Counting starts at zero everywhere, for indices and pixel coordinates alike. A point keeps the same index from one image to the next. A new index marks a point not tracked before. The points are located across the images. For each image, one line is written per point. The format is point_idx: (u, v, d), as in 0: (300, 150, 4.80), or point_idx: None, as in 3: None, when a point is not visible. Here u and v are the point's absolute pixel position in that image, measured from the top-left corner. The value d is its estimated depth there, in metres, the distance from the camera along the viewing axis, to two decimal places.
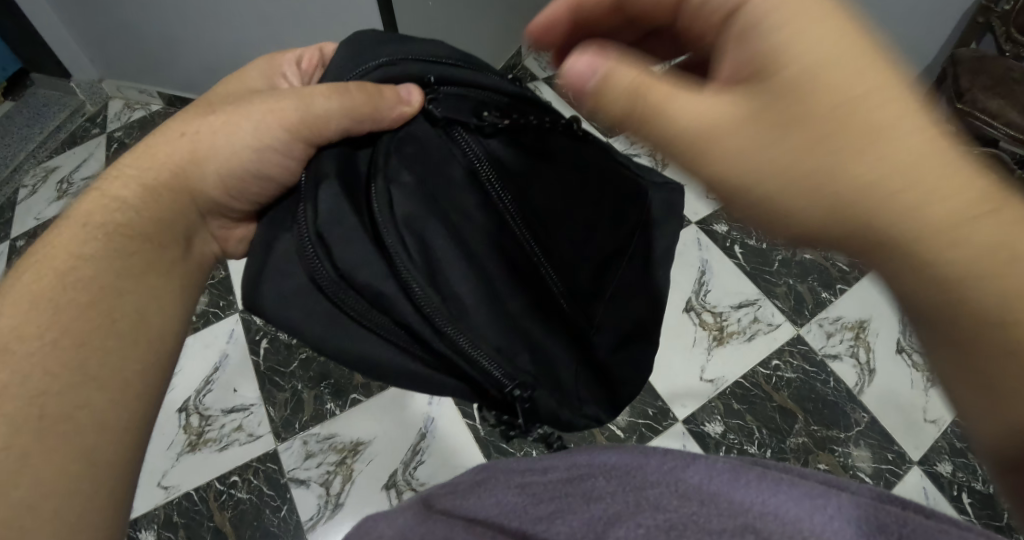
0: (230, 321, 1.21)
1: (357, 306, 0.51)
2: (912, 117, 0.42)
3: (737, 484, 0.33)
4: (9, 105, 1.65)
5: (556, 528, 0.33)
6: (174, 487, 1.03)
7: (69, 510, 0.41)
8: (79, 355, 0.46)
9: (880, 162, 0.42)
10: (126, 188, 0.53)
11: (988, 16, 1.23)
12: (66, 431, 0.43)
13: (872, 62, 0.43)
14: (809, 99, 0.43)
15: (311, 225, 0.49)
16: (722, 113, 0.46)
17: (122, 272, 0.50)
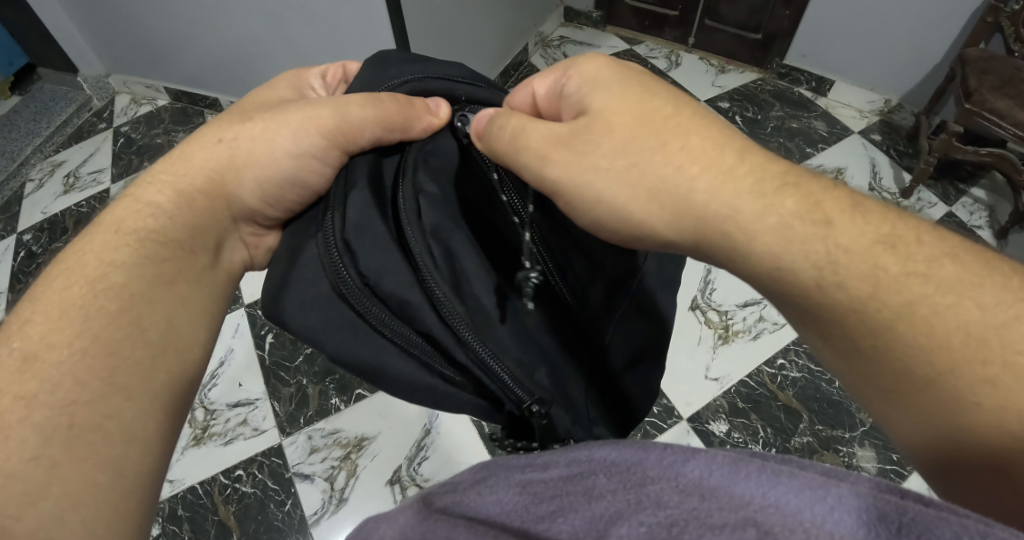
0: (236, 316, 1.21)
1: (381, 315, 0.51)
2: (719, 130, 0.48)
3: (737, 477, 0.33)
4: (15, 98, 1.64)
5: (558, 527, 0.34)
6: (179, 481, 1.03)
7: (97, 522, 0.41)
8: (110, 362, 0.45)
9: (688, 152, 0.47)
10: (160, 194, 0.53)
11: (997, 16, 1.22)
12: (94, 441, 0.42)
13: (691, 101, 0.51)
14: (624, 116, 0.49)
15: (339, 231, 0.51)
16: (558, 133, 0.51)
17: (152, 280, 0.49)
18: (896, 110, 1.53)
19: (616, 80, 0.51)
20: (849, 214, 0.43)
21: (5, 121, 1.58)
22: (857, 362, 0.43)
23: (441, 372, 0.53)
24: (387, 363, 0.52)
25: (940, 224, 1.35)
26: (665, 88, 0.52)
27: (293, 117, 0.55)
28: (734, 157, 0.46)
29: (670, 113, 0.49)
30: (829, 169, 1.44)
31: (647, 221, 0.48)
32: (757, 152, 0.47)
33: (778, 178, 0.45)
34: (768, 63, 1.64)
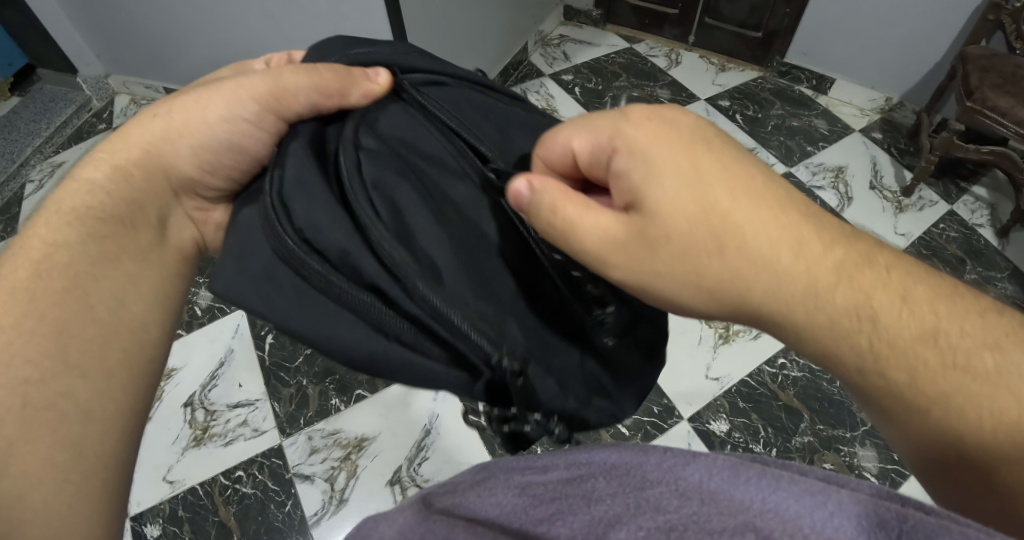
0: (236, 316, 1.21)
1: (326, 276, 0.48)
2: (783, 221, 0.43)
3: (737, 481, 0.33)
4: (15, 100, 1.62)
5: (557, 529, 0.33)
6: (179, 481, 1.03)
7: (59, 499, 0.43)
8: (58, 340, 0.46)
9: (747, 260, 0.43)
10: (99, 170, 0.53)
11: (999, 13, 1.22)
12: (49, 420, 0.44)
13: (747, 177, 0.45)
14: (677, 215, 0.44)
15: (276, 193, 0.49)
16: (618, 234, 0.47)
17: (96, 258, 0.50)
18: (897, 109, 1.52)
19: (670, 160, 0.45)
20: (914, 304, 0.41)
21: (5, 122, 1.57)
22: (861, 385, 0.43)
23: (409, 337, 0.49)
24: (328, 330, 0.48)
25: (941, 223, 1.34)
26: (721, 155, 0.46)
27: (240, 91, 0.55)
28: (796, 258, 0.42)
29: (728, 207, 0.44)
30: (830, 168, 1.44)
31: (702, 311, 0.47)
32: (818, 246, 0.43)
33: (842, 275, 0.42)
34: (768, 61, 1.63)
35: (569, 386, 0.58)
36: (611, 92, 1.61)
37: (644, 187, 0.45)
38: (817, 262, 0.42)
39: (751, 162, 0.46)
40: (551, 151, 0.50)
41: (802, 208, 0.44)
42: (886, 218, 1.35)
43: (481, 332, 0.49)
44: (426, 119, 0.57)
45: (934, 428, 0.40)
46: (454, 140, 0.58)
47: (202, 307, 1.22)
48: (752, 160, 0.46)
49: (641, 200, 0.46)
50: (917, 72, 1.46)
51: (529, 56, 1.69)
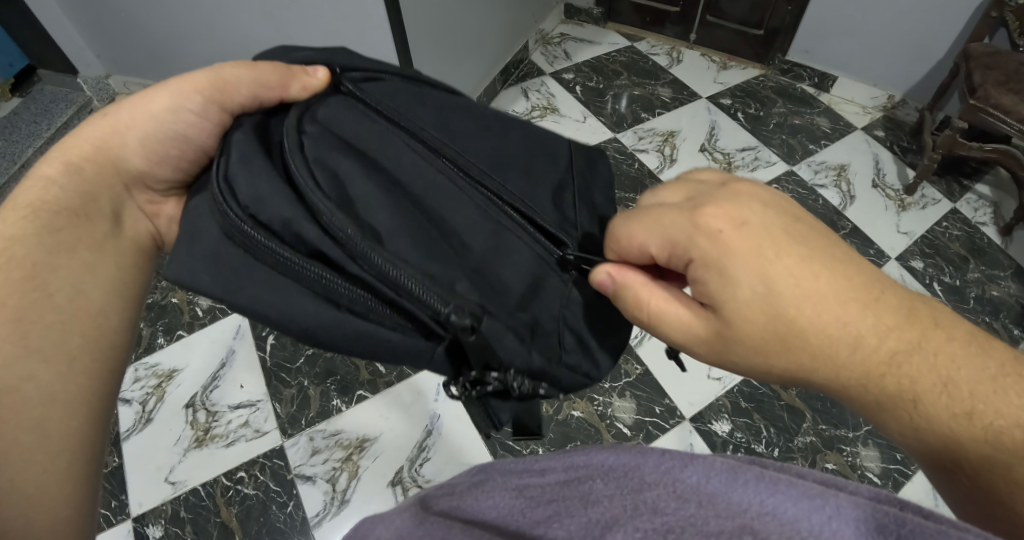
0: (236, 317, 1.21)
1: (274, 246, 0.49)
2: (847, 316, 0.43)
3: (735, 483, 0.32)
4: (16, 101, 1.59)
5: (555, 531, 0.33)
6: (181, 483, 1.03)
7: (27, 482, 0.44)
8: (18, 327, 0.47)
9: (813, 357, 0.44)
10: (51, 167, 0.54)
11: (1002, 10, 1.21)
12: (14, 403, 0.45)
13: (813, 272, 0.44)
14: (748, 316, 0.46)
15: (222, 177, 0.50)
16: (696, 329, 0.49)
17: (52, 248, 0.51)
18: (900, 107, 1.52)
19: (745, 266, 0.45)
20: (957, 368, 0.41)
21: (5, 124, 1.54)
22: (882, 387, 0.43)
23: (367, 299, 0.50)
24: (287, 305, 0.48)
25: (944, 222, 1.34)
26: (791, 249, 0.45)
27: (201, 85, 0.56)
28: (853, 352, 0.43)
29: (796, 311, 0.44)
30: (832, 166, 1.43)
31: (744, 371, 0.49)
32: (873, 336, 0.43)
33: (893, 361, 0.42)
34: (770, 59, 1.63)
35: (536, 344, 0.56)
36: (612, 91, 1.60)
37: (719, 291, 0.46)
38: (870, 351, 0.43)
39: (791, 231, 0.46)
40: (623, 247, 0.52)
41: (867, 292, 0.44)
42: (888, 216, 1.34)
43: (430, 286, 0.50)
44: (366, 109, 0.59)
45: (937, 445, 0.41)
46: (392, 125, 0.59)
47: (202, 308, 1.22)
48: (814, 241, 0.46)
49: (709, 297, 0.47)
50: (919, 69, 1.45)
51: (529, 54, 1.69)
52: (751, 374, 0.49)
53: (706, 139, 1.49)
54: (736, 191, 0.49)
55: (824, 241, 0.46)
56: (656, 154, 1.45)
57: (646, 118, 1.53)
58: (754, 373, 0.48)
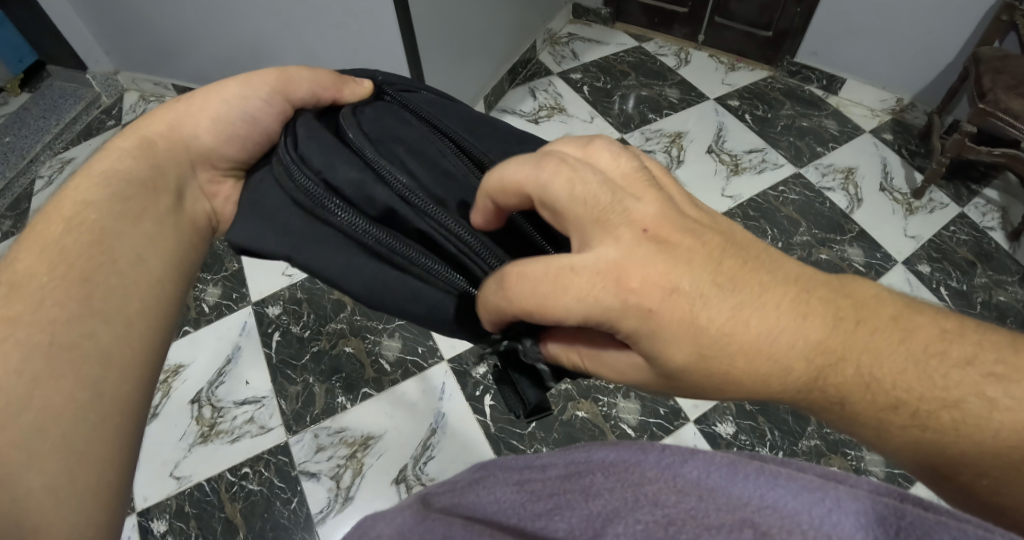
0: (242, 314, 1.21)
1: (345, 213, 0.53)
2: (774, 349, 0.43)
3: (735, 477, 0.33)
4: (24, 96, 1.64)
5: (555, 525, 0.34)
6: (186, 478, 1.03)
7: (76, 436, 0.44)
8: (84, 286, 0.49)
9: (745, 394, 0.45)
10: (126, 139, 0.58)
11: (1013, 14, 1.21)
12: (74, 358, 0.46)
13: (733, 314, 0.43)
14: (691, 374, 0.45)
15: (291, 149, 0.55)
16: (637, 379, 0.49)
17: (120, 216, 0.53)
18: (908, 110, 1.51)
19: (674, 327, 0.44)
20: (885, 351, 0.42)
21: (14, 119, 1.57)
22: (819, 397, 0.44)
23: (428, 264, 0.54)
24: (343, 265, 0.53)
25: (951, 225, 1.33)
26: (707, 300, 0.43)
27: (269, 80, 0.60)
28: (785, 380, 0.43)
29: (727, 363, 0.44)
30: (840, 168, 1.43)
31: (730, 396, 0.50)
32: (797, 364, 0.43)
33: (820, 377, 0.43)
34: (778, 61, 1.63)
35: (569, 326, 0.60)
36: (620, 91, 1.60)
37: (651, 347, 0.45)
38: (795, 377, 0.43)
39: (688, 275, 0.43)
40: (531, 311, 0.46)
41: (794, 312, 0.43)
42: (896, 220, 1.34)
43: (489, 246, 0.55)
44: (408, 113, 0.62)
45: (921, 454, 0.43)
46: (432, 128, 0.61)
47: (208, 304, 1.23)
48: (712, 280, 0.44)
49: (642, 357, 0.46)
50: (929, 73, 1.44)
51: (536, 54, 1.70)
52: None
53: (714, 141, 1.48)
54: (632, 217, 0.45)
55: (750, 274, 0.44)
56: (664, 155, 1.45)
57: (653, 119, 1.53)
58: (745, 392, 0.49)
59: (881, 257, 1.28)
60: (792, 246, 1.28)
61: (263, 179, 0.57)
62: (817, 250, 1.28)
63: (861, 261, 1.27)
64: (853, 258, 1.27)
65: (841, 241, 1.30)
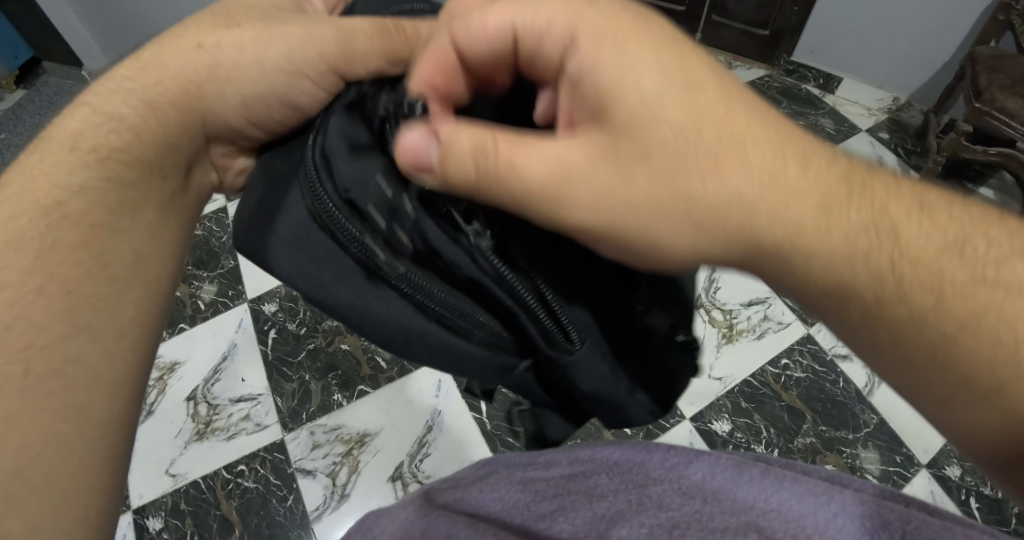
0: (239, 310, 1.20)
1: (369, 242, 0.46)
2: (763, 120, 0.43)
3: (740, 480, 0.34)
4: (20, 93, 1.63)
5: (558, 526, 0.33)
6: (181, 475, 1.03)
7: (62, 472, 0.38)
8: (68, 302, 0.42)
9: (740, 173, 0.41)
10: (126, 104, 0.49)
11: (1009, 14, 1.20)
12: (57, 388, 0.39)
13: (702, 68, 0.43)
14: (661, 128, 0.42)
15: (318, 150, 0.47)
16: (574, 161, 0.43)
17: (115, 206, 0.46)
18: (905, 109, 1.52)
19: (648, 60, 0.42)
20: (931, 217, 0.41)
21: (10, 115, 1.56)
22: (874, 241, 0.40)
23: (464, 317, 0.49)
24: (375, 309, 0.48)
25: None
26: (682, 51, 0.44)
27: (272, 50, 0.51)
28: (801, 169, 0.41)
29: (720, 120, 0.42)
30: None
31: (727, 257, 0.44)
32: (819, 163, 0.42)
33: (848, 182, 0.42)
34: (775, 59, 1.62)
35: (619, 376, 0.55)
36: None
37: (617, 81, 0.42)
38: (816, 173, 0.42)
39: (652, 19, 0.44)
40: (483, 46, 0.44)
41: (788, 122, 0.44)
42: None
43: (539, 300, 0.48)
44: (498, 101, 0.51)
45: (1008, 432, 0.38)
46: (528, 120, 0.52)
47: (205, 300, 1.22)
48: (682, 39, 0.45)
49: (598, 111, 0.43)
50: (927, 70, 1.44)
51: None
52: (707, 242, 0.43)
53: None
54: None
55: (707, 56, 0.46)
56: None
57: None
58: (736, 253, 0.43)
59: None
60: None
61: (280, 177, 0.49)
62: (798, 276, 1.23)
63: None
64: None
65: None
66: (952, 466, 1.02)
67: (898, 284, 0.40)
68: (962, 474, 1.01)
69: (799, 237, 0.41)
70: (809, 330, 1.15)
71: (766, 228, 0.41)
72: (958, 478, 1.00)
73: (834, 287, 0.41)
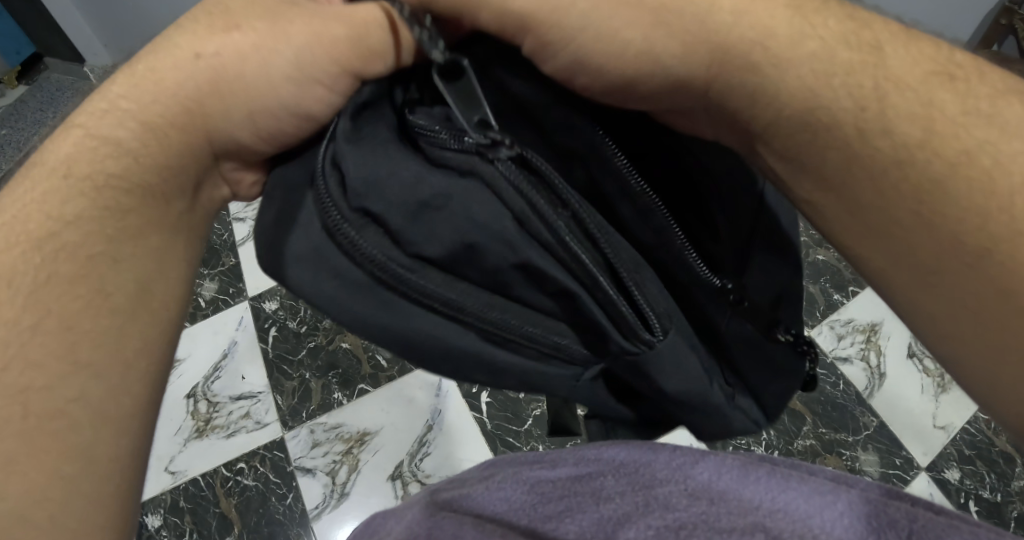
0: (240, 308, 1.20)
1: (380, 244, 0.42)
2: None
3: (746, 480, 0.34)
4: (22, 89, 1.63)
5: (565, 527, 0.33)
6: (180, 472, 1.04)
7: (68, 516, 0.35)
8: (68, 337, 0.39)
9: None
10: (122, 127, 0.44)
11: (1011, 18, 1.20)
12: (58, 429, 0.37)
13: None
14: None
15: (326, 153, 0.42)
16: None
17: (114, 234, 0.43)
18: None
19: None
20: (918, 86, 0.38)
21: (11, 111, 1.57)
22: (853, 56, 0.38)
23: (519, 328, 0.44)
24: (408, 327, 0.43)
25: None
26: None
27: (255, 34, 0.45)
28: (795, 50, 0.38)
29: None
30: None
31: (691, 78, 0.41)
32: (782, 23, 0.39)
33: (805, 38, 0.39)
34: None
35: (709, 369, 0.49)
36: None
37: None
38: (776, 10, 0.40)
39: None
40: None
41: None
42: None
43: (609, 274, 0.42)
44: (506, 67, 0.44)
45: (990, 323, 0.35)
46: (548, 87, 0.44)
47: (205, 298, 1.21)
48: None
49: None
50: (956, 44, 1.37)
51: None
52: (673, 52, 0.41)
53: None
54: None
55: None
56: None
57: None
58: (699, 70, 0.41)
59: (850, 293, 1.19)
60: None
61: (289, 191, 0.44)
62: (801, 281, 1.21)
63: (863, 323, 1.16)
64: (835, 296, 1.19)
65: None
66: (951, 469, 1.02)
67: (882, 112, 0.37)
68: (961, 477, 1.01)
69: (766, 40, 0.39)
70: (809, 332, 1.15)
71: (733, 26, 0.39)
72: (957, 481, 1.01)
73: (807, 108, 0.39)
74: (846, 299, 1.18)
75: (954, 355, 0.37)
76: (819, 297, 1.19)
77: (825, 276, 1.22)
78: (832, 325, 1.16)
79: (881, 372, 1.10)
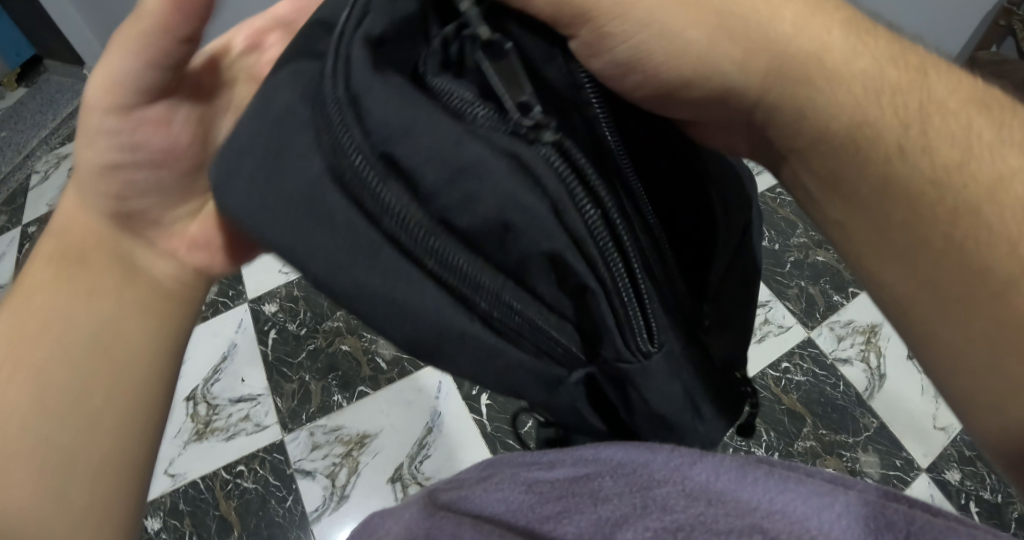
0: (240, 311, 1.21)
1: (390, 205, 0.34)
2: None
3: (745, 481, 0.33)
4: (22, 90, 1.64)
5: (563, 528, 0.33)
6: (180, 475, 1.04)
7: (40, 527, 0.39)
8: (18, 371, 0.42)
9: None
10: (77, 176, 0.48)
11: (1011, 19, 1.18)
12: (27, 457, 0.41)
13: None
14: None
15: (346, 83, 0.33)
16: None
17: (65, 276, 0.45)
18: None
19: None
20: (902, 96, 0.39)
21: (12, 113, 1.58)
22: (899, 76, 0.40)
23: (526, 322, 0.39)
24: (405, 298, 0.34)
25: None
26: None
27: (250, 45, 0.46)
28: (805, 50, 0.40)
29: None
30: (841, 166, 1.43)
31: (744, 88, 0.41)
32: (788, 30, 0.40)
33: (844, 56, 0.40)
34: None
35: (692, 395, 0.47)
36: None
37: None
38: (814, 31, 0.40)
39: None
40: None
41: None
42: None
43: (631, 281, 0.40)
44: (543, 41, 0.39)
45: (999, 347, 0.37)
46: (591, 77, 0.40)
47: (206, 300, 1.22)
48: None
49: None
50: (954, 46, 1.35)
51: None
52: (732, 58, 0.41)
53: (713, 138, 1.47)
54: None
55: None
56: None
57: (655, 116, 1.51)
58: (753, 82, 0.41)
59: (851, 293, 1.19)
60: (790, 246, 1.26)
61: (284, 118, 0.33)
62: (802, 282, 1.22)
63: (863, 324, 1.16)
64: (834, 296, 1.19)
65: (786, 272, 1.23)
66: (951, 470, 1.02)
67: (923, 132, 0.39)
68: (961, 478, 1.01)
69: (824, 54, 0.40)
70: (809, 333, 1.15)
71: (792, 40, 0.40)
72: (958, 482, 1.00)
73: (854, 121, 0.40)
74: (846, 299, 1.19)
75: (964, 386, 0.40)
76: (819, 298, 1.19)
77: (825, 277, 1.22)
78: (832, 326, 1.16)
79: (881, 374, 1.10)
